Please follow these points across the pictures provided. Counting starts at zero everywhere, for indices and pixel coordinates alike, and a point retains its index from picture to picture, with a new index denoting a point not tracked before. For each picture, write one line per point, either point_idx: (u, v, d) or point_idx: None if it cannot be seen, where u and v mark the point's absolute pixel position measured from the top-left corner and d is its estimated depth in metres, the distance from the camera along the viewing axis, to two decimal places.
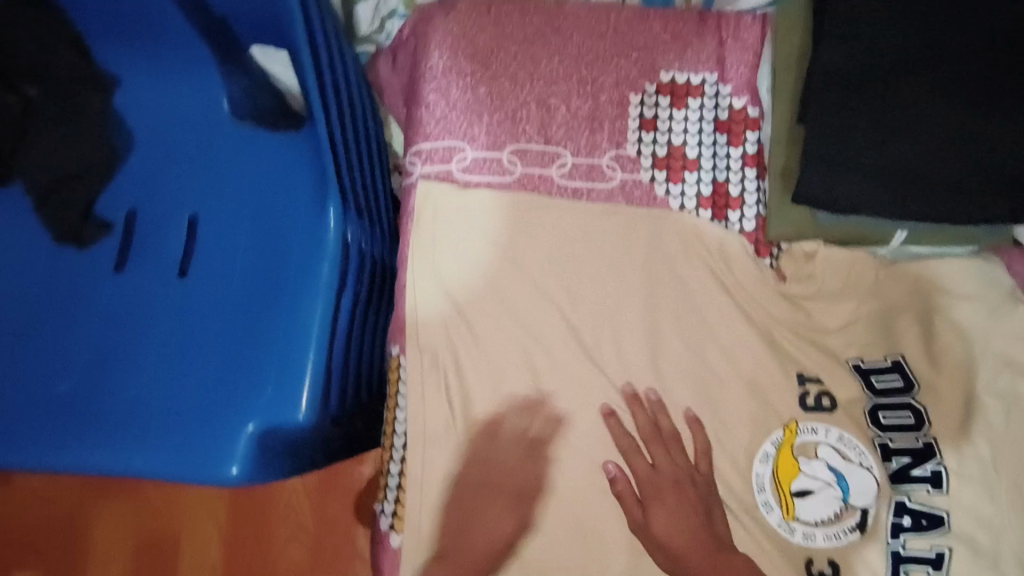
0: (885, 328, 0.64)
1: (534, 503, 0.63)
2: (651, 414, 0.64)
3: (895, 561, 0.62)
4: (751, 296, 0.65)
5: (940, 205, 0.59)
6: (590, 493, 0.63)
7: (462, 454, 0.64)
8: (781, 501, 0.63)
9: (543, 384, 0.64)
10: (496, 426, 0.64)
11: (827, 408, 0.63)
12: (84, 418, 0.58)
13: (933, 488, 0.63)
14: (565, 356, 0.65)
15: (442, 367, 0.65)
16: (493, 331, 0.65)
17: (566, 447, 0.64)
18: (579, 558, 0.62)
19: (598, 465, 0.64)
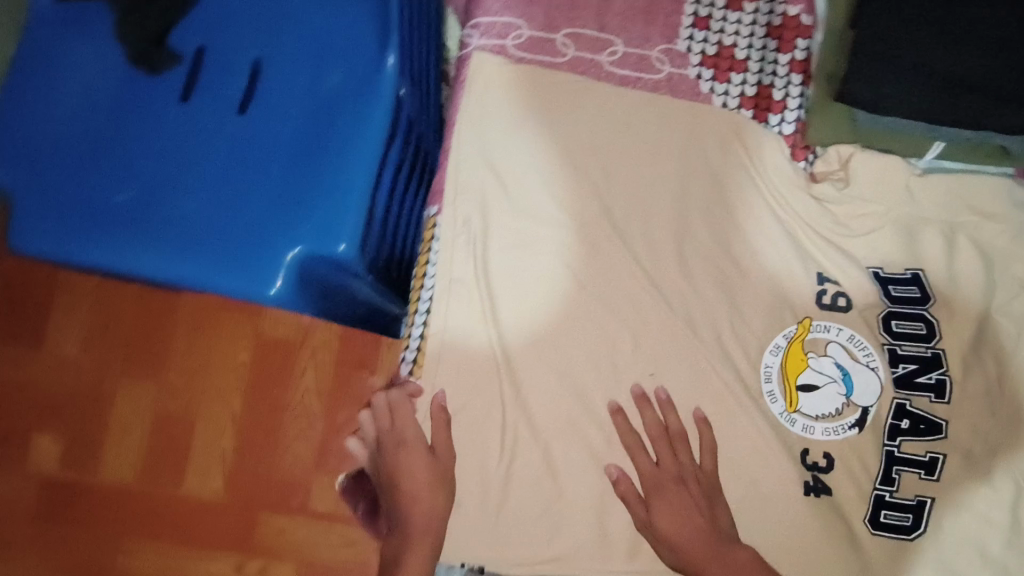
0: (909, 240, 0.66)
1: (550, 369, 0.67)
2: (660, 413, 0.66)
3: (889, 461, 0.66)
4: (780, 193, 0.68)
5: (982, 112, 0.59)
6: (604, 365, 0.67)
7: (487, 315, 0.68)
8: (786, 392, 0.66)
9: (571, 260, 0.68)
10: (522, 294, 0.68)
11: (842, 307, 0.67)
12: (146, 223, 0.63)
13: (936, 397, 0.66)
14: (596, 235, 0.68)
15: (471, 233, 0.68)
16: (529, 204, 0.68)
17: (586, 320, 0.68)
18: (585, 424, 0.67)
19: (613, 343, 0.67)
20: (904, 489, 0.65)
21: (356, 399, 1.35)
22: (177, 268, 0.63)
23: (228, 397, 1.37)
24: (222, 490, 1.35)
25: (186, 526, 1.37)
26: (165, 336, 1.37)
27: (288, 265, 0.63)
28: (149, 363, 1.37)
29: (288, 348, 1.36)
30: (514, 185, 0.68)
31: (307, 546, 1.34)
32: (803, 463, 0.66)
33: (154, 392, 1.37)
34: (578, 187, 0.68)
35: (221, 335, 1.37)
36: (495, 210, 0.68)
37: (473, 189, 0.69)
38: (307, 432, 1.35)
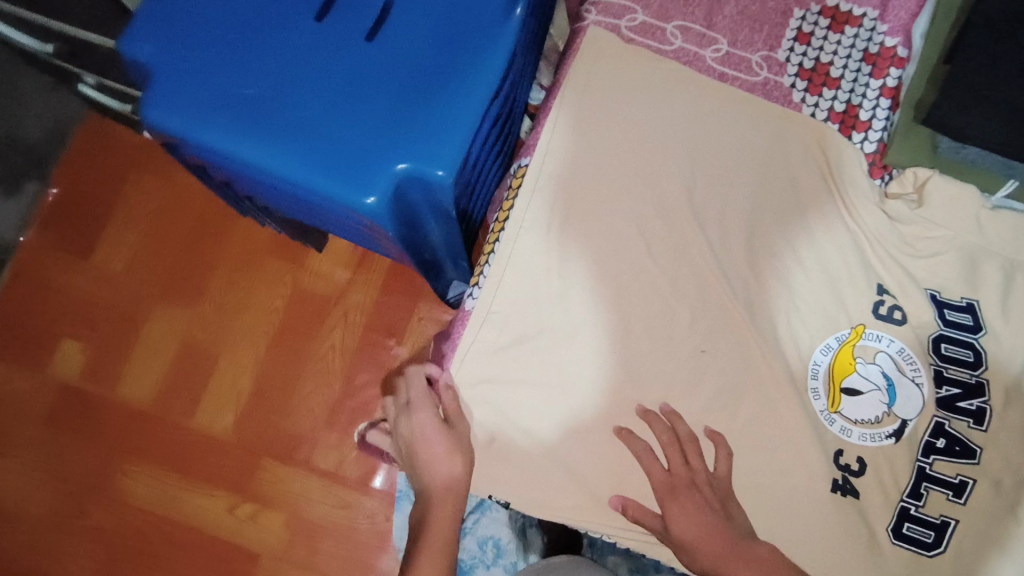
0: (970, 269, 0.69)
1: (608, 329, 0.69)
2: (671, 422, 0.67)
3: (919, 476, 0.68)
4: (855, 205, 0.71)
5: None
6: (659, 334, 0.69)
7: (556, 262, 0.70)
8: (830, 392, 0.69)
9: (646, 230, 0.71)
10: (595, 251, 0.70)
11: (897, 321, 0.70)
12: (266, 120, 0.67)
13: (974, 423, 0.68)
14: (673, 212, 0.71)
15: (555, 187, 0.71)
16: (614, 169, 0.72)
17: (650, 289, 0.70)
18: (635, 391, 0.68)
19: (674, 316, 0.69)
20: (930, 506, 0.67)
21: (380, 366, 1.18)
22: (286, 165, 0.66)
23: (253, 339, 1.21)
24: (234, 433, 1.18)
25: (183, 465, 1.18)
26: (211, 260, 1.24)
27: (389, 181, 0.66)
28: (190, 285, 1.23)
29: (326, 298, 1.21)
30: (606, 151, 0.72)
31: (303, 508, 1.15)
32: (835, 462, 0.68)
33: (183, 315, 1.22)
34: (664, 164, 0.72)
35: (264, 269, 1.23)
36: (581, 171, 0.71)
37: (565, 145, 0.72)
38: (324, 390, 1.18)
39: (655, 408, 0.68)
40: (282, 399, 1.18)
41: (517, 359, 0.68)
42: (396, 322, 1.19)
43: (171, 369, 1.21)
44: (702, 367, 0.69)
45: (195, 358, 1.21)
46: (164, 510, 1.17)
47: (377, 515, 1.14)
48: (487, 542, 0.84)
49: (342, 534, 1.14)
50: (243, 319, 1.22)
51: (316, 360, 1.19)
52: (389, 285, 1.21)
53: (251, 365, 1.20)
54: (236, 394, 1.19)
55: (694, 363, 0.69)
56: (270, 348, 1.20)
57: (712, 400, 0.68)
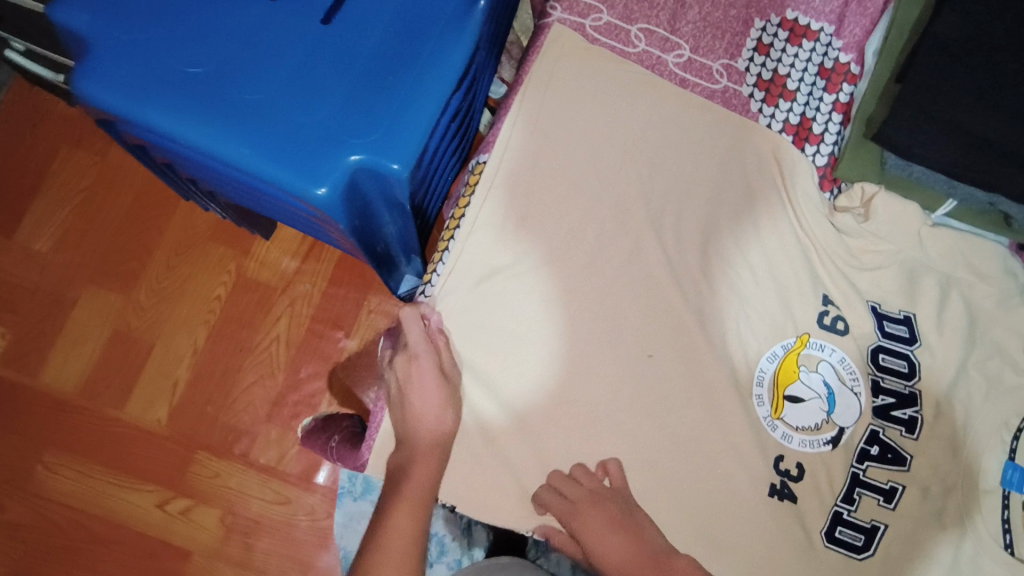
0: (910, 284, 0.72)
1: (562, 330, 0.68)
2: (631, 414, 0.68)
3: (853, 482, 0.70)
4: (806, 216, 0.72)
5: (1004, 179, 0.65)
6: (612, 336, 0.69)
7: (511, 260, 0.68)
8: (773, 399, 0.70)
9: (603, 231, 0.70)
10: (551, 253, 0.69)
11: (839, 331, 0.72)
12: (211, 100, 0.63)
13: (906, 432, 0.70)
14: (630, 216, 0.71)
15: (513, 185, 0.70)
16: (573, 170, 0.71)
17: (604, 291, 0.70)
18: (586, 392, 0.68)
19: (627, 317, 0.69)
20: (862, 510, 0.69)
21: (326, 359, 1.14)
22: (232, 149, 0.63)
23: (191, 327, 1.15)
24: (168, 424, 1.13)
25: (110, 457, 1.12)
26: (148, 243, 1.17)
27: (343, 172, 0.64)
28: (124, 268, 1.16)
29: (271, 288, 1.16)
30: (566, 151, 0.71)
31: (238, 503, 1.11)
32: (775, 467, 0.69)
33: (115, 299, 1.15)
34: (622, 167, 0.71)
35: (206, 254, 1.17)
36: (540, 170, 0.71)
37: (525, 144, 0.71)
38: (266, 382, 1.14)
39: (604, 409, 0.68)
40: (221, 390, 1.13)
41: (468, 359, 0.67)
42: (344, 314, 1.16)
43: (101, 357, 1.14)
44: (652, 371, 0.69)
45: (128, 345, 1.15)
46: (89, 505, 1.10)
47: (318, 512, 1.11)
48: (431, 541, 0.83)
49: (280, 530, 1.11)
50: (181, 306, 1.16)
51: (259, 351, 1.14)
52: (338, 276, 1.17)
53: (188, 354, 1.14)
54: (170, 385, 1.14)
55: (646, 367, 0.69)
56: (210, 336, 1.15)
57: (662, 404, 0.68)
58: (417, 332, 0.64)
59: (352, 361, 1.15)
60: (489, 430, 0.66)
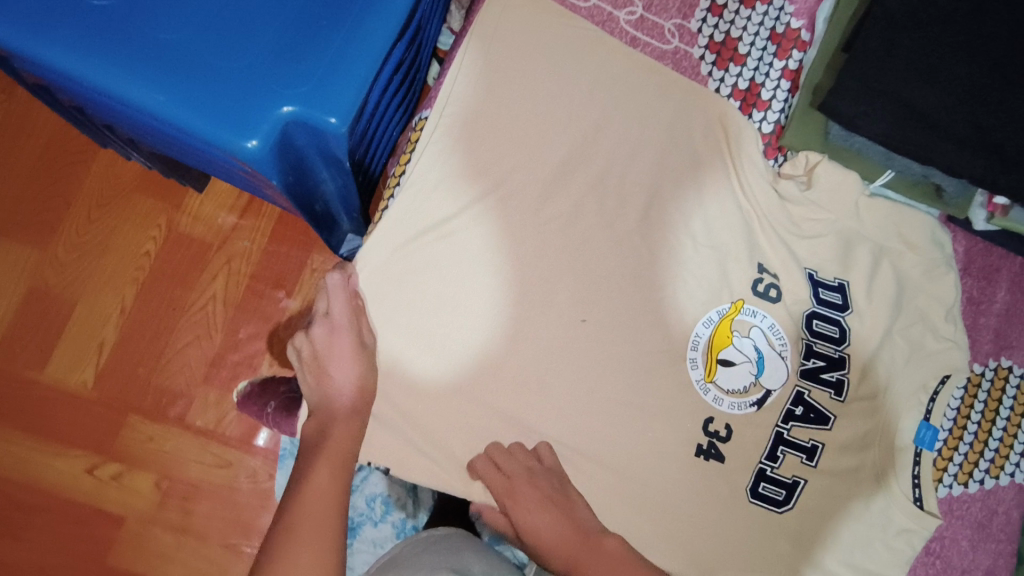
0: (844, 252, 0.74)
1: (509, 294, 0.68)
2: (578, 376, 0.68)
3: (776, 440, 0.72)
4: (749, 183, 0.73)
5: (940, 153, 0.67)
6: (559, 299, 0.69)
7: (455, 221, 0.66)
8: (707, 362, 0.71)
9: (550, 193, 0.69)
10: (498, 214, 0.68)
11: (771, 298, 0.73)
12: (126, 42, 0.58)
13: (833, 394, 0.73)
14: (577, 177, 0.70)
15: (457, 142, 0.67)
16: (520, 129, 0.69)
17: (551, 253, 0.69)
18: (533, 355, 0.68)
19: (576, 281, 0.69)
20: (785, 467, 0.71)
21: (264, 319, 1.10)
22: (149, 97, 0.57)
23: (118, 284, 1.08)
24: (95, 387, 1.07)
25: (31, 421, 1.06)
26: (66, 193, 1.08)
27: (274, 126, 0.59)
28: (39, 220, 1.08)
29: (203, 245, 1.10)
30: (514, 109, 0.69)
31: (174, 467, 1.07)
32: (704, 428, 0.70)
33: (30, 253, 1.07)
34: (571, 128, 0.70)
35: (132, 207, 1.10)
36: (485, 128, 0.68)
37: (469, 101, 0.68)
38: (202, 342, 1.09)
39: (550, 372, 0.68)
40: (152, 351, 1.08)
41: (408, 322, 0.65)
42: (282, 273, 1.11)
43: (17, 316, 1.06)
44: (596, 335, 0.69)
45: (47, 303, 1.07)
46: (11, 470, 1.05)
47: (260, 474, 1.09)
48: (375, 499, 0.83)
49: (219, 494, 1.07)
50: (105, 262, 1.09)
51: (192, 311, 1.09)
52: (278, 232, 1.11)
53: (115, 314, 1.08)
54: (95, 345, 1.07)
55: (591, 331, 0.69)
56: (138, 295, 1.08)
57: (607, 367, 0.69)
58: (341, 303, 0.62)
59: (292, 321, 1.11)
60: (432, 394, 0.66)
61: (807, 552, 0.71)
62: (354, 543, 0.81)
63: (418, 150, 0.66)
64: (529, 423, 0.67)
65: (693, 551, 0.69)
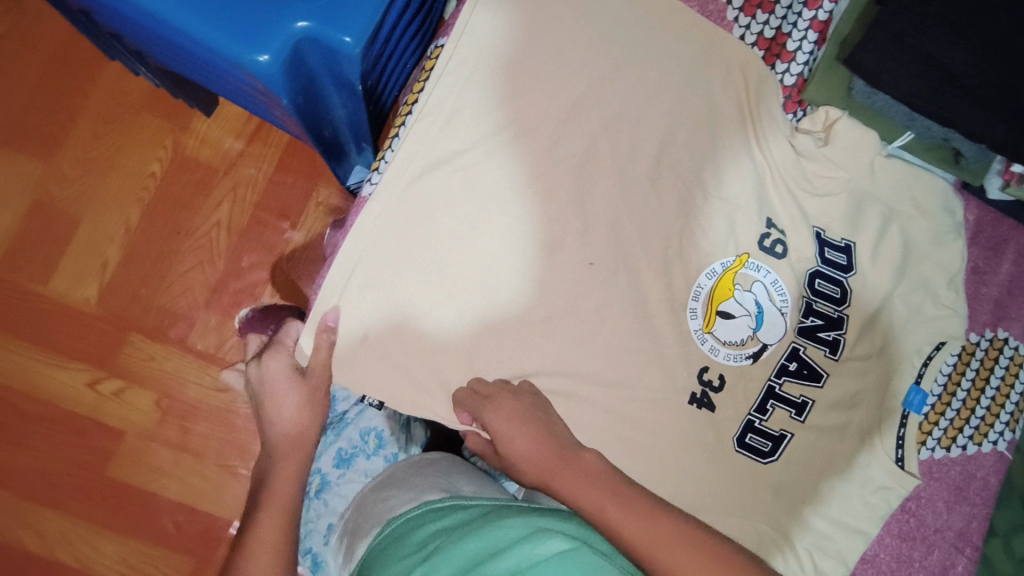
0: (855, 213, 0.73)
1: (514, 232, 0.68)
2: (577, 317, 0.69)
3: (767, 394, 0.73)
4: (766, 136, 0.71)
5: (967, 115, 0.66)
6: (561, 240, 0.68)
7: (465, 154, 0.66)
8: (706, 313, 0.71)
9: (561, 131, 0.68)
10: (506, 150, 0.67)
11: (777, 254, 0.72)
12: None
13: (828, 352, 0.74)
14: (590, 117, 0.68)
15: (472, 73, 0.66)
16: (536, 64, 0.67)
17: (558, 193, 0.68)
18: (534, 295, 0.68)
19: (582, 225, 0.68)
20: (774, 420, 0.73)
21: (268, 247, 1.10)
22: (161, 5, 0.56)
23: (123, 203, 1.08)
24: (98, 303, 1.08)
25: (36, 333, 1.07)
26: (71, 107, 1.07)
27: (288, 42, 0.58)
28: (45, 132, 1.06)
29: (209, 168, 1.09)
30: (533, 43, 0.67)
31: (175, 386, 1.09)
32: (698, 377, 0.71)
33: (34, 166, 1.06)
34: (589, 67, 0.68)
35: (138, 125, 1.08)
36: (501, 60, 0.67)
37: (483, 30, 0.66)
38: (205, 267, 1.09)
39: (548, 313, 0.69)
40: (155, 272, 1.08)
41: (410, 254, 0.65)
42: (288, 203, 1.10)
43: (21, 228, 1.06)
44: (597, 280, 0.69)
45: (52, 217, 1.07)
46: (16, 379, 1.07)
47: None
48: (369, 433, 0.85)
49: (217, 415, 1.10)
50: (110, 179, 1.08)
51: (195, 234, 1.09)
52: (285, 161, 1.11)
53: (119, 232, 1.08)
54: (99, 262, 1.08)
55: (592, 275, 0.69)
56: (143, 215, 1.08)
57: (605, 312, 0.69)
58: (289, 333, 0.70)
59: (296, 251, 1.11)
60: (427, 326, 0.66)
61: (786, 503, 0.73)
62: (348, 473, 0.84)
63: (434, 78, 0.65)
64: (525, 361, 0.68)
65: (676, 495, 0.71)
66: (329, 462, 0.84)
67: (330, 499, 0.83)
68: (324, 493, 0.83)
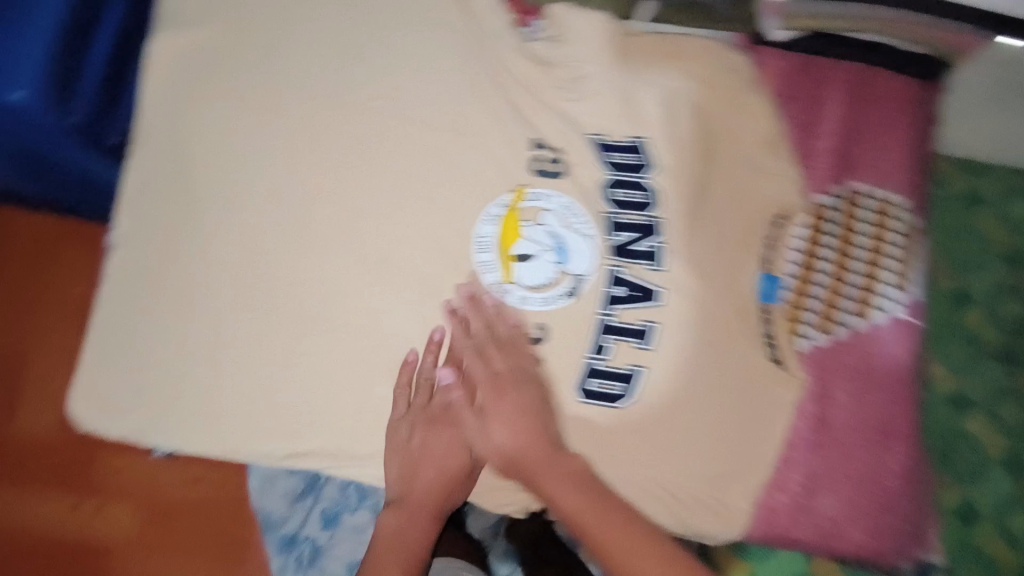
0: (629, 107, 0.65)
1: (297, 239, 0.64)
2: (391, 283, 0.65)
3: (603, 330, 0.65)
4: (500, 55, 0.66)
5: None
6: (347, 214, 0.64)
7: (211, 172, 0.63)
8: (501, 263, 0.65)
9: (292, 124, 0.64)
10: (250, 154, 0.63)
11: (556, 176, 0.65)
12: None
13: (651, 265, 0.65)
14: (314, 85, 0.64)
15: (293, 136, 0.64)
16: (247, 59, 0.64)
17: (317, 175, 0.64)
18: (330, 269, 0.64)
19: (352, 196, 0.64)
20: (618, 357, 0.65)
21: None
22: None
23: (55, 330, 1.04)
24: (59, 431, 1.03)
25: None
26: None
27: None
28: None
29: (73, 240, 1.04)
30: (241, 35, 0.64)
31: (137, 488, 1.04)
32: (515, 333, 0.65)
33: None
34: (298, 53, 0.64)
35: (50, 259, 1.05)
36: (203, 61, 0.64)
37: (160, 47, 0.64)
38: None
39: (352, 289, 0.64)
40: None
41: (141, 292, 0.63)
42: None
43: None
44: (368, 269, 0.64)
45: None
46: None
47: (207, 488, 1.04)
48: (346, 486, 0.87)
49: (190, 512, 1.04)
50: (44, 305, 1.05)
51: (67, 306, 1.05)
52: None
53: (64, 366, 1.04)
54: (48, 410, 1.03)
55: (384, 274, 0.64)
56: (78, 339, 1.04)
57: (385, 287, 0.65)
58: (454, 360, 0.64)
59: None
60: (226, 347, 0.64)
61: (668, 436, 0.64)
62: (337, 533, 0.86)
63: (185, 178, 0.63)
64: (352, 342, 0.64)
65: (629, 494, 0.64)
66: (314, 526, 0.87)
67: (324, 563, 0.85)
68: (317, 559, 0.85)
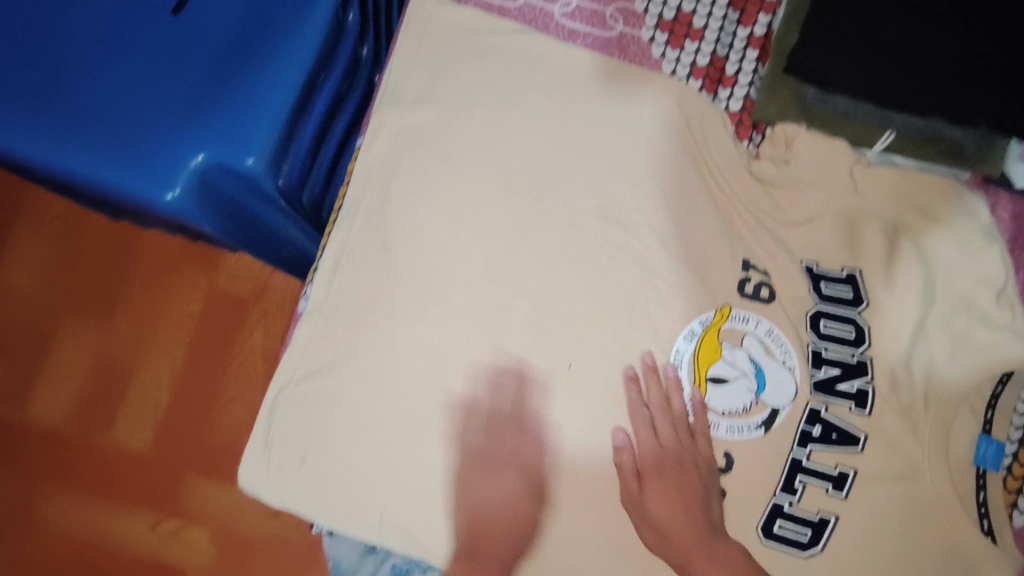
0: (849, 238, 0.62)
1: (487, 331, 0.61)
2: (575, 388, 0.60)
3: (794, 469, 0.60)
4: (718, 167, 0.63)
5: (944, 97, 0.55)
6: (542, 311, 0.61)
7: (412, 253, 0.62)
8: (694, 382, 0.60)
9: (501, 214, 0.62)
10: (453, 240, 0.62)
11: (764, 299, 0.62)
12: (37, 94, 0.59)
13: (855, 407, 0.60)
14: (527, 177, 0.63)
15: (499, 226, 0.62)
16: (463, 143, 0.63)
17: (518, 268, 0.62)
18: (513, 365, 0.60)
19: (551, 294, 0.62)
20: (806, 501, 0.59)
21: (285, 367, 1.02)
22: (60, 150, 0.57)
23: (172, 346, 1.05)
24: (155, 446, 1.03)
25: (98, 480, 1.04)
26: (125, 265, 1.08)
27: (192, 176, 0.57)
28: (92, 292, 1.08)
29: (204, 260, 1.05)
30: (460, 120, 0.64)
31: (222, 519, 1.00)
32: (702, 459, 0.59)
33: (50, 253, 1.09)
34: (515, 144, 0.63)
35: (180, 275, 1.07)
36: (421, 141, 0.64)
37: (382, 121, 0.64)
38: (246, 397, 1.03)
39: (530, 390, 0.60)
40: (198, 421, 1.03)
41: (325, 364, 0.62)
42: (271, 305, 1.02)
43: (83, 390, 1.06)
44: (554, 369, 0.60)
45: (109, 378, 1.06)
46: (83, 528, 1.03)
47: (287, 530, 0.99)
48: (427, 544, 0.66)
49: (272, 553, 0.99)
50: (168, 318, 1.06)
51: (190, 325, 1.05)
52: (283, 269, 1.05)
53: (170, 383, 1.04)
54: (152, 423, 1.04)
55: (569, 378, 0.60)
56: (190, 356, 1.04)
57: (569, 390, 0.60)
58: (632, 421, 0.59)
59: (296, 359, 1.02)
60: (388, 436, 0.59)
61: None
62: None
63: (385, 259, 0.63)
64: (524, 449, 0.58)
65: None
66: None
67: None
68: None
